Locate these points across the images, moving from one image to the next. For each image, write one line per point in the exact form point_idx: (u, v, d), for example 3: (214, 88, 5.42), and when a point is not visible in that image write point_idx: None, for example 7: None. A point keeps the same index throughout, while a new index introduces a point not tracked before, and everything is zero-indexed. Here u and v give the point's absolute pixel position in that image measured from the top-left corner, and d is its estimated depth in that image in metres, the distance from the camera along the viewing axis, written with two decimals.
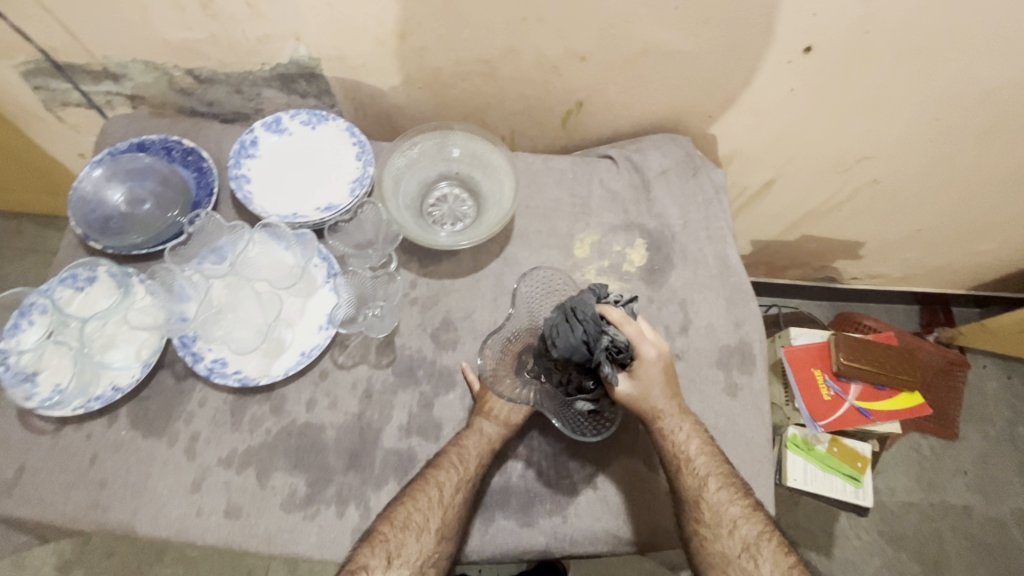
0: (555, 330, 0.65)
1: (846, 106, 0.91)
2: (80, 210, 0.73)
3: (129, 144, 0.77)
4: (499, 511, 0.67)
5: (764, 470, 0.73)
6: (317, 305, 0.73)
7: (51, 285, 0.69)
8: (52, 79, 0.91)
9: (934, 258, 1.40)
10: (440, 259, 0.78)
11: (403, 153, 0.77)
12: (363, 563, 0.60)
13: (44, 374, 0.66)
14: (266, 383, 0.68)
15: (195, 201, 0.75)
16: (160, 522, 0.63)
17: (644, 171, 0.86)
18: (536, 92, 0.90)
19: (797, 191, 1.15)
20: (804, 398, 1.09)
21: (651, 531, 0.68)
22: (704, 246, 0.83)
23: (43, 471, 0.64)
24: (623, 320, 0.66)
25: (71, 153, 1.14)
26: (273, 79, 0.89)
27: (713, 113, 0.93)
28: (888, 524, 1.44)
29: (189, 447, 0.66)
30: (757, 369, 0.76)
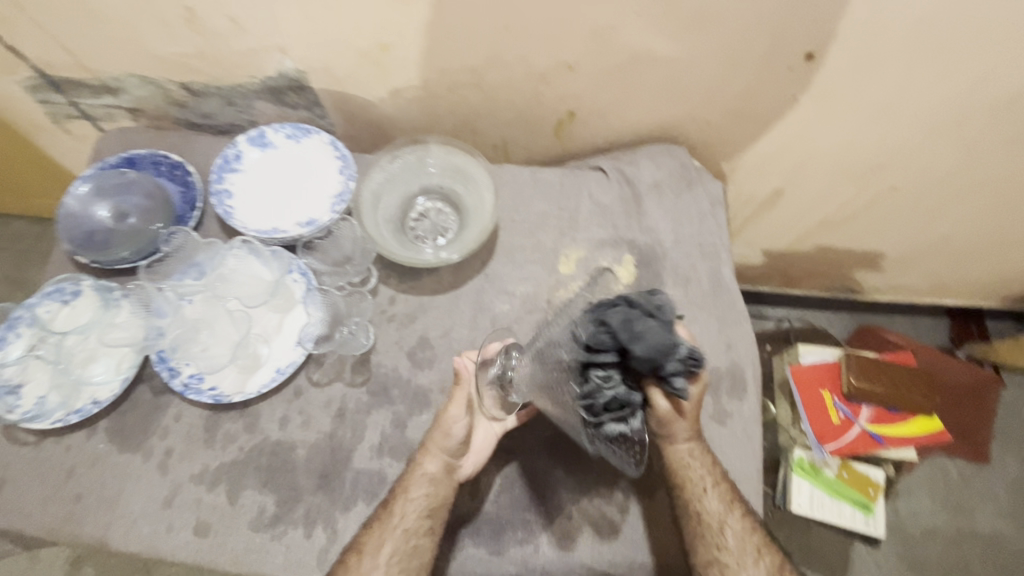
0: (641, 325, 0.51)
1: (856, 113, 0.86)
2: (67, 226, 0.73)
3: (120, 159, 0.79)
4: (470, 538, 0.66)
5: (754, 503, 0.69)
6: (293, 321, 0.72)
7: (36, 298, 0.70)
8: (55, 94, 0.93)
9: (962, 271, 1.32)
10: (419, 275, 0.77)
11: (383, 168, 0.76)
12: None
13: (28, 387, 0.67)
14: (240, 400, 0.68)
15: (180, 215, 0.77)
16: (131, 537, 0.63)
17: (636, 184, 0.83)
18: (526, 102, 0.88)
19: (808, 200, 1.10)
20: (810, 420, 1.03)
21: (628, 564, 0.65)
22: (697, 262, 0.79)
23: (22, 482, 0.65)
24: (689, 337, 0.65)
25: (81, 164, 1.17)
26: (263, 92, 0.89)
27: (712, 121, 0.89)
28: (909, 551, 1.36)
29: (163, 462, 0.66)
30: (748, 395, 0.72)
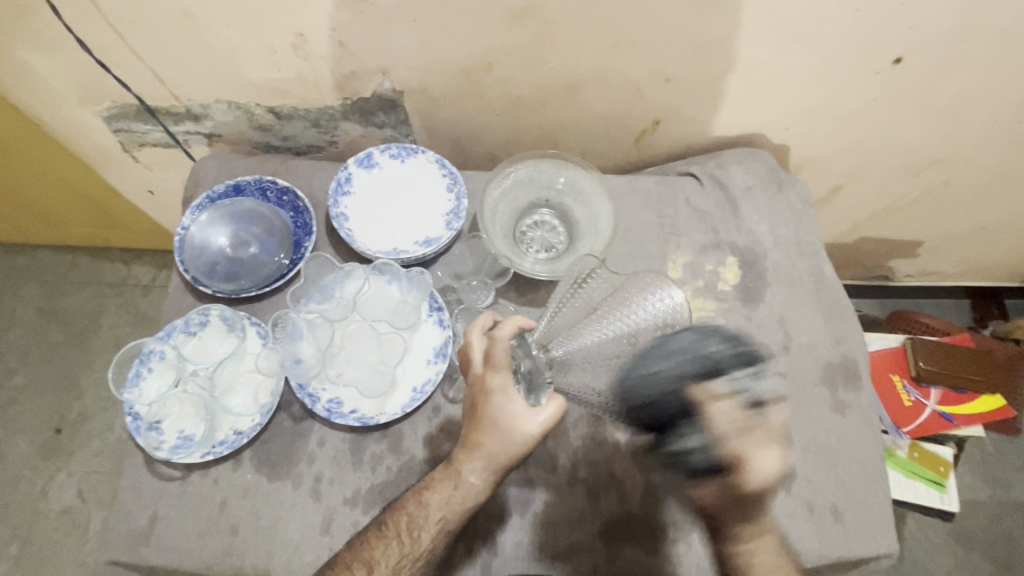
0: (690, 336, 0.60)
1: (928, 113, 0.90)
2: (187, 256, 0.73)
3: (227, 186, 0.77)
4: (623, 543, 0.67)
5: (881, 489, 0.72)
6: (424, 339, 0.73)
7: (168, 331, 0.70)
8: (134, 122, 0.92)
9: (996, 256, 1.38)
10: (537, 287, 0.78)
11: (498, 184, 0.78)
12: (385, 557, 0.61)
13: (168, 422, 0.67)
14: (384, 421, 0.69)
15: (296, 240, 0.76)
16: (295, 564, 0.64)
17: (730, 188, 0.86)
18: (614, 113, 0.90)
19: (865, 196, 1.14)
20: (885, 405, 1.09)
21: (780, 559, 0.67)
22: (797, 262, 0.83)
23: (174, 518, 0.65)
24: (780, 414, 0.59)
25: (139, 191, 1.16)
26: (353, 113, 0.89)
27: (791, 125, 0.93)
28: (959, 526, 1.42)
29: (314, 488, 0.66)
30: (862, 385, 0.76)
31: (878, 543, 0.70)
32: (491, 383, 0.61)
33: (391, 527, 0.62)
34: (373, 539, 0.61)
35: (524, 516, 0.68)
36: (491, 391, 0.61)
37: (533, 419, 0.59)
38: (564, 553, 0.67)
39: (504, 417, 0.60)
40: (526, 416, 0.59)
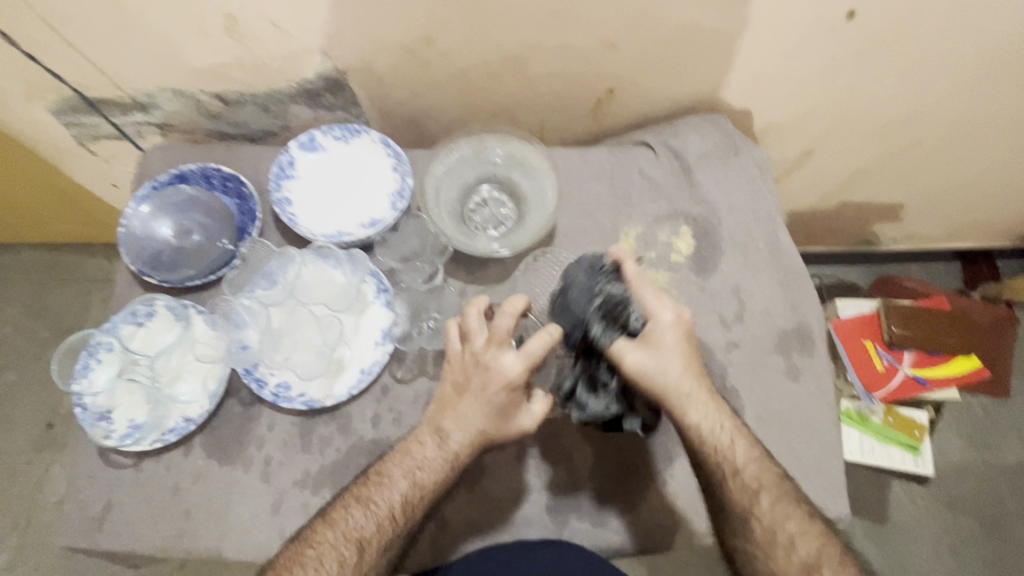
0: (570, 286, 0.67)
1: (891, 70, 0.87)
2: (132, 249, 0.74)
3: (170, 175, 0.77)
4: (572, 513, 0.68)
5: (835, 454, 0.72)
6: (371, 322, 0.73)
7: (114, 322, 0.70)
8: (83, 115, 0.91)
9: (982, 215, 1.34)
10: (486, 265, 0.78)
11: (442, 162, 0.77)
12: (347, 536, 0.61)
13: (118, 411, 0.68)
14: (331, 404, 0.69)
15: (241, 226, 0.76)
16: (247, 545, 0.65)
17: (684, 156, 0.84)
18: (566, 83, 0.88)
19: (837, 159, 1.11)
20: (857, 370, 1.07)
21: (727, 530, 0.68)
22: (753, 229, 0.81)
23: (129, 504, 0.66)
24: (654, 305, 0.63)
25: (104, 185, 1.15)
26: (300, 95, 0.88)
27: (750, 89, 0.90)
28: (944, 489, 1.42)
29: (264, 471, 0.67)
30: (817, 352, 0.75)
31: (829, 507, 0.70)
32: (512, 383, 0.61)
33: (364, 493, 0.63)
34: (341, 507, 0.62)
35: (473, 492, 0.68)
36: (507, 388, 0.62)
37: (530, 425, 0.63)
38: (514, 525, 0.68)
39: (501, 408, 0.62)
40: (527, 419, 0.64)
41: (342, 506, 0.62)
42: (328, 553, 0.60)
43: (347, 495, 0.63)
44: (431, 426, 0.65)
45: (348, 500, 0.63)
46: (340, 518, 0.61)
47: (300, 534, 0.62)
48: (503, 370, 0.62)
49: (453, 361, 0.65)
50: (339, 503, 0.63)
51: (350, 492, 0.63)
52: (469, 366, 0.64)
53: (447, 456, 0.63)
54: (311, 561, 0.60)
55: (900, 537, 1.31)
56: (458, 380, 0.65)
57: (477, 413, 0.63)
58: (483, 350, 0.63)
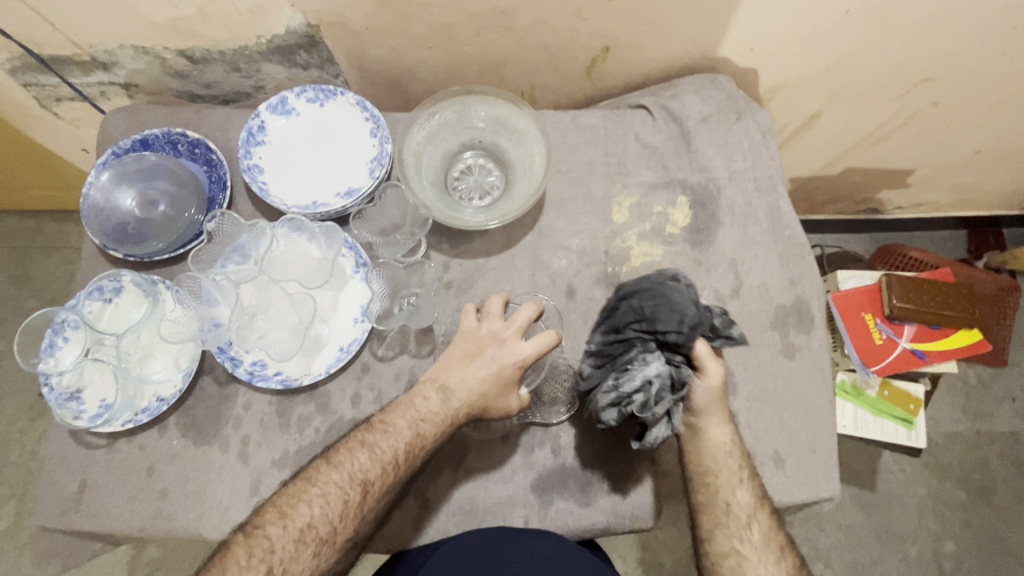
0: (669, 298, 0.63)
1: (909, 26, 0.80)
2: (93, 220, 0.70)
3: (133, 141, 0.72)
4: (557, 494, 0.66)
5: (828, 434, 0.70)
6: (350, 298, 0.70)
7: (78, 299, 0.67)
8: (41, 75, 0.85)
9: (993, 182, 1.29)
10: (471, 237, 0.74)
11: (423, 126, 0.72)
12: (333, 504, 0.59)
13: (88, 391, 0.65)
14: (309, 382, 0.67)
15: (211, 196, 0.72)
16: (226, 526, 0.64)
17: (683, 121, 0.79)
18: (558, 40, 0.81)
19: (846, 123, 1.05)
20: (855, 344, 1.04)
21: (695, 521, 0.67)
22: (753, 199, 0.77)
23: (104, 484, 0.65)
24: (705, 355, 0.64)
25: (76, 150, 1.10)
26: (271, 53, 0.82)
27: (756, 46, 0.83)
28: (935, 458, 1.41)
29: (242, 451, 0.66)
30: (815, 328, 0.72)
31: (821, 487, 0.68)
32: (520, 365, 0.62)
33: (371, 434, 0.62)
34: (347, 448, 0.61)
35: (457, 471, 0.67)
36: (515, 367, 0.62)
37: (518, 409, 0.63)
38: (498, 505, 0.66)
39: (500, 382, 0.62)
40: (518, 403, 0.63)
41: (349, 445, 0.61)
42: (333, 491, 0.59)
43: (353, 436, 0.62)
44: (435, 378, 0.64)
45: (355, 440, 0.62)
46: (346, 457, 0.61)
47: (304, 472, 0.61)
48: (517, 350, 0.62)
49: (462, 336, 0.65)
50: (345, 443, 0.62)
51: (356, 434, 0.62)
52: (485, 340, 0.64)
53: (450, 411, 0.62)
54: (316, 497, 0.59)
55: (890, 505, 1.32)
56: (467, 351, 0.64)
57: (482, 378, 0.62)
58: (501, 331, 0.64)
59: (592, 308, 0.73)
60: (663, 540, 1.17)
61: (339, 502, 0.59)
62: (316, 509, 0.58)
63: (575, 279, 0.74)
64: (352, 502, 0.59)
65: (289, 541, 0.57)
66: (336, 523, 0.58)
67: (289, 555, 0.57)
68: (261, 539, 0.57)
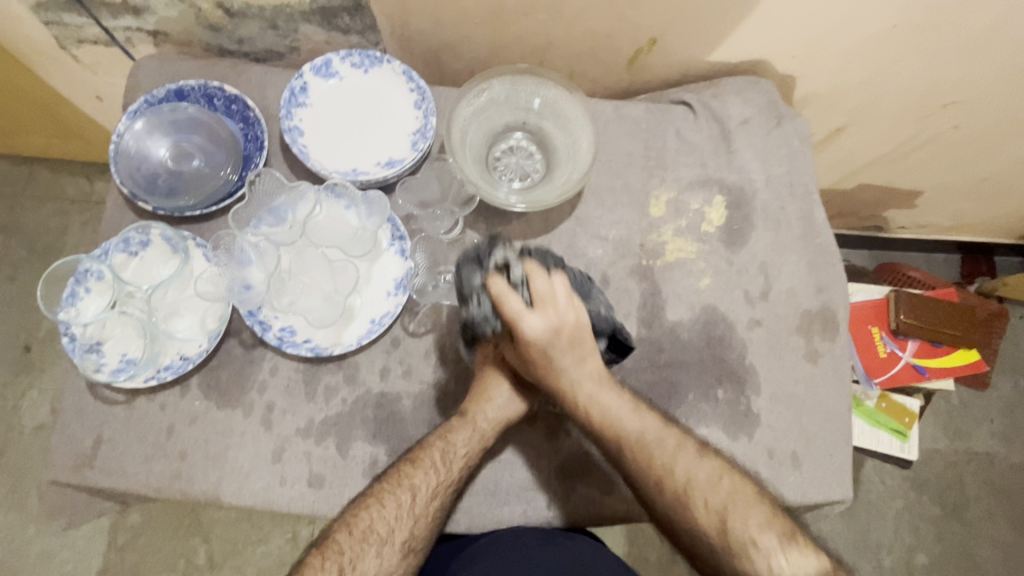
0: None
1: (951, 47, 0.81)
2: (124, 169, 0.68)
3: (168, 91, 0.69)
4: (580, 481, 0.67)
5: (844, 438, 0.72)
6: (384, 270, 0.69)
7: (104, 250, 0.65)
8: (65, 13, 0.81)
9: (996, 212, 1.31)
10: (509, 219, 0.73)
11: (470, 102, 0.71)
12: (405, 483, 0.61)
13: (109, 344, 0.64)
14: (339, 352, 0.66)
15: (246, 155, 0.70)
16: (245, 491, 0.63)
17: (724, 121, 0.79)
18: (608, 29, 0.80)
19: (871, 139, 1.06)
20: (860, 355, 1.08)
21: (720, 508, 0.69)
22: (788, 205, 0.78)
23: (121, 442, 0.63)
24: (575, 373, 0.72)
25: (87, 96, 1.05)
26: (312, 14, 0.78)
27: (799, 53, 0.84)
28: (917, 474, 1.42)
29: (266, 417, 0.64)
30: (839, 336, 0.74)
31: (832, 490, 0.69)
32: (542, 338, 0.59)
33: (478, 418, 0.64)
34: (454, 431, 0.63)
35: (481, 453, 0.67)
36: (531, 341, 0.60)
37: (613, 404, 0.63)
38: (521, 487, 0.66)
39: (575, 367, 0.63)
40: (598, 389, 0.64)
41: (457, 425, 0.64)
42: (441, 470, 0.62)
43: (460, 419, 0.64)
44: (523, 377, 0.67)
45: (462, 422, 0.64)
46: (458, 439, 0.63)
47: (412, 451, 0.63)
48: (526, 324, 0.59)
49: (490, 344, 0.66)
50: (453, 425, 0.64)
51: (463, 415, 0.65)
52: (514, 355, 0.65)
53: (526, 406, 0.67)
54: (426, 474, 0.61)
55: (868, 514, 1.36)
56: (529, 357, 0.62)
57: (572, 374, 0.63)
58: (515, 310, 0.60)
59: (623, 299, 0.73)
60: (654, 534, 1.18)
61: (444, 480, 0.62)
62: (424, 486, 0.61)
63: (609, 270, 0.74)
64: (453, 481, 0.62)
65: (398, 513, 0.60)
66: (440, 497, 0.62)
67: (397, 525, 0.60)
68: (374, 507, 0.60)
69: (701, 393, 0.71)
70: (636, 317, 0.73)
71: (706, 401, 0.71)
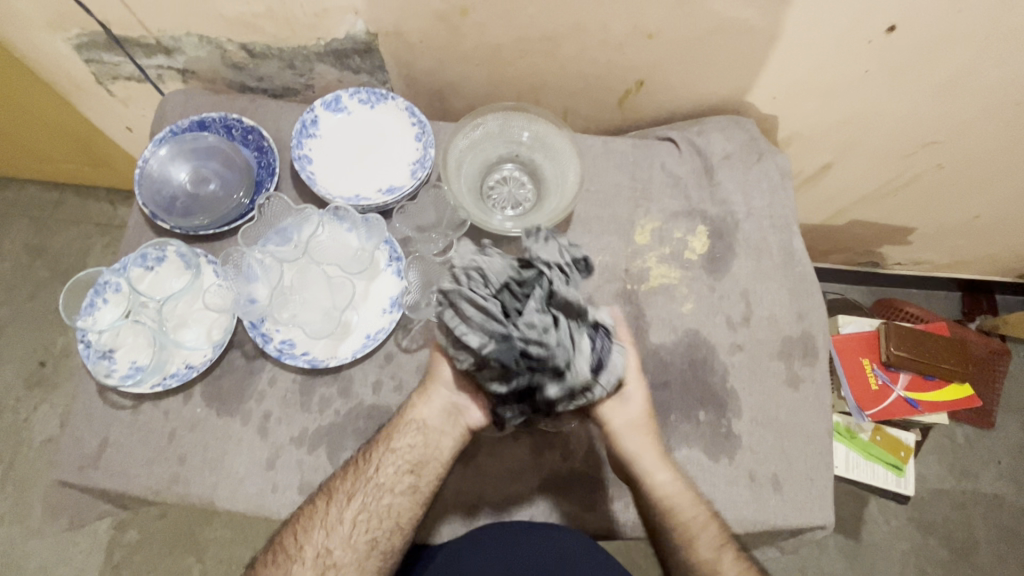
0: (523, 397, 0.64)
1: (922, 89, 0.86)
2: (148, 191, 0.74)
3: (191, 121, 0.76)
4: (562, 496, 0.69)
5: (825, 464, 0.73)
6: (380, 288, 0.73)
7: (123, 264, 0.70)
8: (105, 53, 0.89)
9: (990, 251, 1.33)
10: (500, 243, 0.77)
11: (466, 135, 0.76)
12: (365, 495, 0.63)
13: (121, 351, 0.68)
14: (335, 365, 0.69)
15: (258, 180, 0.75)
16: (239, 497, 0.65)
17: (707, 156, 0.84)
18: (597, 71, 0.86)
19: (856, 176, 1.10)
20: (850, 388, 1.08)
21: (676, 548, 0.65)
22: (768, 235, 0.81)
23: (125, 445, 0.66)
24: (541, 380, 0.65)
25: (118, 127, 1.14)
26: (327, 55, 0.86)
27: (779, 95, 0.89)
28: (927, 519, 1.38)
29: (262, 426, 0.68)
30: (819, 361, 0.76)
31: (815, 515, 0.70)
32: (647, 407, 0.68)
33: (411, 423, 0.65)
34: (390, 435, 0.65)
35: (467, 466, 0.69)
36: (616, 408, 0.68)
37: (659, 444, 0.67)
38: (505, 501, 0.68)
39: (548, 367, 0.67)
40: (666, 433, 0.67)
41: (393, 429, 0.65)
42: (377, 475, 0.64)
43: (395, 422, 0.66)
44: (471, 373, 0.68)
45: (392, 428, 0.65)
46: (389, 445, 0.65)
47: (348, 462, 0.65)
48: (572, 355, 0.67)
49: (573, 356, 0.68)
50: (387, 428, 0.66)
51: (400, 419, 0.66)
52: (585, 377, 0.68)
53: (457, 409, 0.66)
54: (362, 477, 0.64)
55: (873, 556, 1.33)
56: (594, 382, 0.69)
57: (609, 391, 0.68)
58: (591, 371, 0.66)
59: None
60: (650, 568, 1.16)
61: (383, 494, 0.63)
62: (360, 489, 0.63)
63: (595, 292, 0.77)
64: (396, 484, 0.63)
65: (341, 509, 0.62)
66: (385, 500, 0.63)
67: (342, 515, 0.62)
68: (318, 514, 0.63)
69: (684, 413, 0.73)
70: None
71: (689, 423, 0.73)
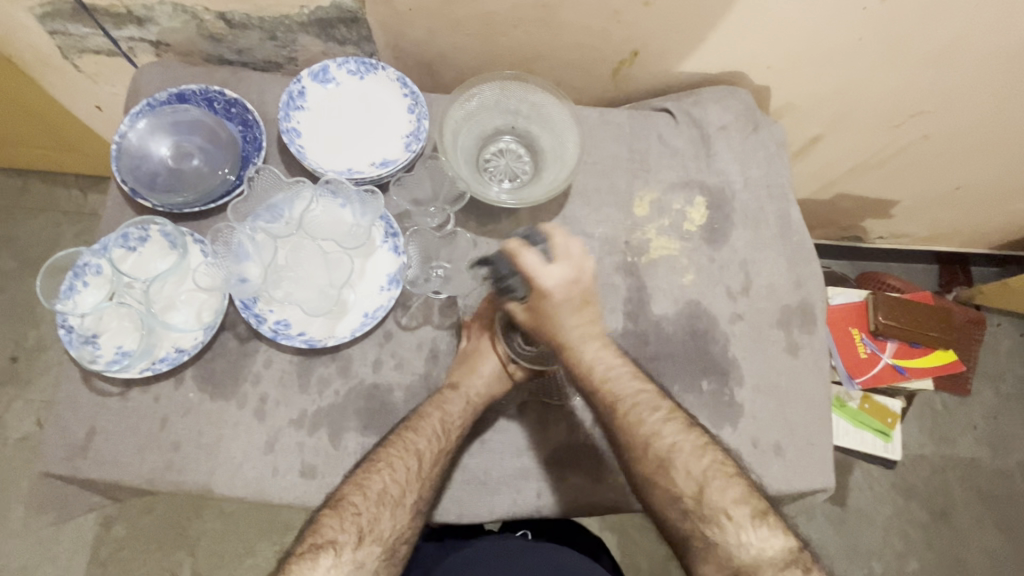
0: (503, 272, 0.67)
1: (914, 57, 0.86)
2: (127, 167, 0.71)
3: (170, 94, 0.72)
4: (569, 469, 0.68)
5: (824, 427, 0.73)
6: (376, 265, 0.71)
7: (104, 244, 0.67)
8: (70, 23, 0.84)
9: (969, 224, 1.36)
10: (499, 218, 0.75)
11: (461, 105, 0.74)
12: (370, 478, 0.62)
13: (105, 337, 0.65)
14: (333, 344, 0.67)
15: (244, 155, 0.72)
16: (238, 481, 0.63)
17: (703, 127, 0.83)
18: (592, 41, 0.84)
19: (845, 147, 1.10)
20: (841, 356, 1.11)
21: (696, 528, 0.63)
22: (766, 206, 0.81)
23: (115, 433, 0.64)
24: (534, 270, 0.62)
25: (87, 106, 1.08)
26: (310, 25, 0.82)
27: (773, 65, 0.89)
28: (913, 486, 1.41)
29: (259, 408, 0.65)
30: (816, 328, 0.77)
31: (815, 479, 0.71)
32: (561, 292, 0.62)
33: (443, 422, 0.64)
34: (403, 440, 0.63)
35: (471, 443, 0.68)
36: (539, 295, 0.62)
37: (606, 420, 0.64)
38: (511, 477, 0.67)
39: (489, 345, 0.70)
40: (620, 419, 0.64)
41: (387, 457, 0.62)
42: (386, 507, 0.61)
43: (395, 443, 0.63)
44: (448, 399, 0.66)
45: (421, 420, 0.64)
46: (414, 436, 0.63)
47: (340, 490, 0.62)
48: (544, 279, 0.61)
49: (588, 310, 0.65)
50: (412, 423, 0.64)
51: (393, 446, 0.63)
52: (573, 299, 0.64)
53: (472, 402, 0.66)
54: (369, 507, 0.61)
55: (859, 521, 1.36)
56: (583, 302, 0.64)
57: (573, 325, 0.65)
58: (534, 262, 0.61)
59: (611, 294, 0.76)
60: (647, 540, 1.18)
61: (400, 485, 0.62)
62: (399, 474, 0.62)
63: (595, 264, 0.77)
64: (403, 511, 0.62)
65: (375, 517, 0.61)
66: (398, 528, 0.61)
67: (368, 505, 0.61)
68: (325, 553, 0.58)
69: (687, 383, 0.73)
70: (622, 311, 0.75)
71: (691, 393, 0.73)
